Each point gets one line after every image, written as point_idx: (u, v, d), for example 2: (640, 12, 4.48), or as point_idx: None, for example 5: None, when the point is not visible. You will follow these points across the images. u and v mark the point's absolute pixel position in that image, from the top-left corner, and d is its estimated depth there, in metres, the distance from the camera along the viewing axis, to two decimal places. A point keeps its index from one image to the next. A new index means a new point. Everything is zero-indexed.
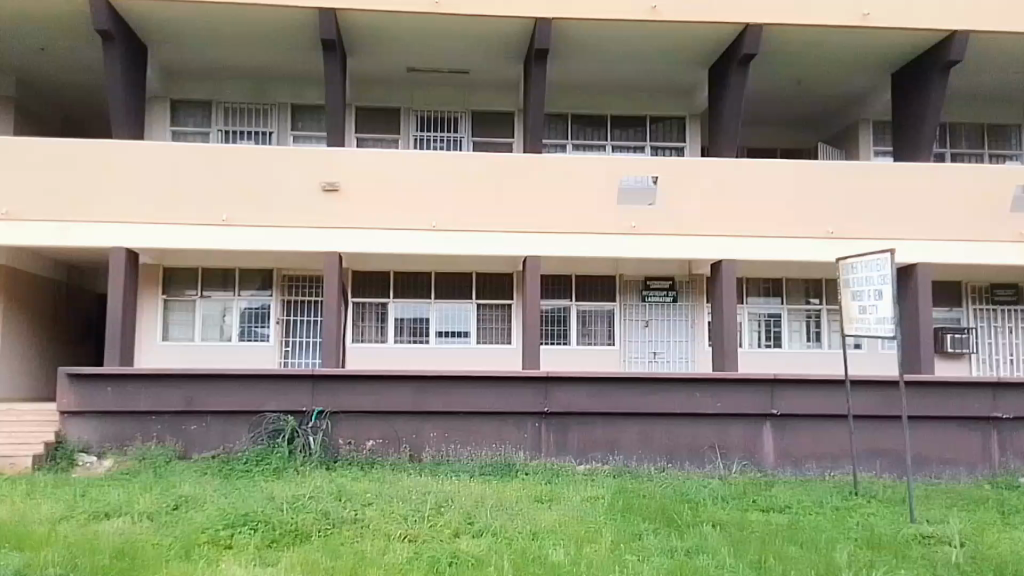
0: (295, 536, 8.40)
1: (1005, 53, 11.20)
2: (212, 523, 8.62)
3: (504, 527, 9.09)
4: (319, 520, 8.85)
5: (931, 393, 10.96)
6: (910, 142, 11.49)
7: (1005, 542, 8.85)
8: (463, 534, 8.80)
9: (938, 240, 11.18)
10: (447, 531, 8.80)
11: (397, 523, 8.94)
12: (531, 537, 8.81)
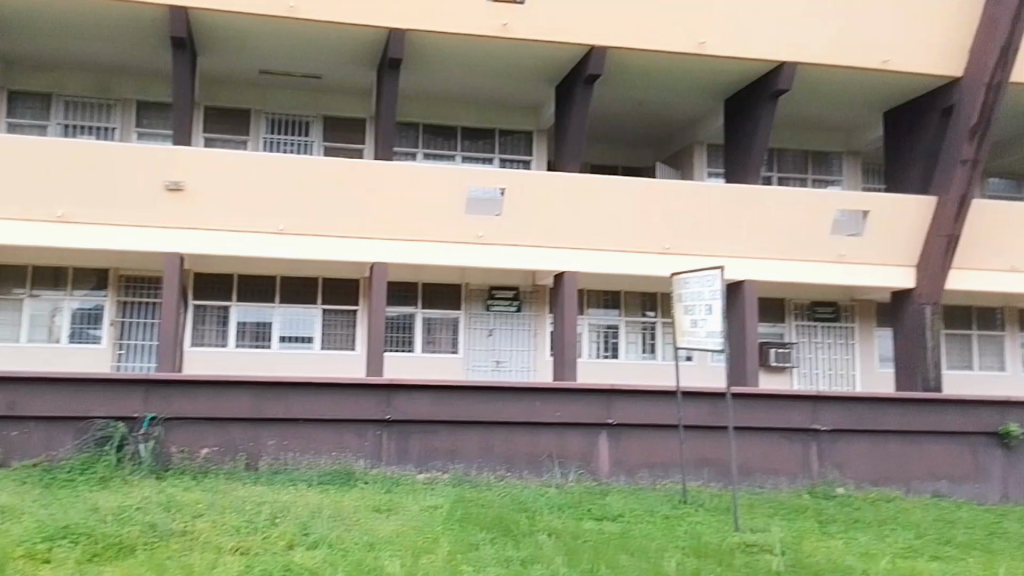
0: (119, 550, 7.65)
1: (830, 85, 11.80)
2: (28, 537, 7.81)
3: (339, 537, 8.37)
4: (145, 533, 8.09)
5: (755, 406, 11.09)
6: (739, 163, 11.96)
7: (821, 550, 8.91)
8: (298, 546, 8.06)
9: (762, 259, 11.76)
10: (280, 543, 8.05)
11: (229, 535, 8.20)
12: (368, 548, 8.11)
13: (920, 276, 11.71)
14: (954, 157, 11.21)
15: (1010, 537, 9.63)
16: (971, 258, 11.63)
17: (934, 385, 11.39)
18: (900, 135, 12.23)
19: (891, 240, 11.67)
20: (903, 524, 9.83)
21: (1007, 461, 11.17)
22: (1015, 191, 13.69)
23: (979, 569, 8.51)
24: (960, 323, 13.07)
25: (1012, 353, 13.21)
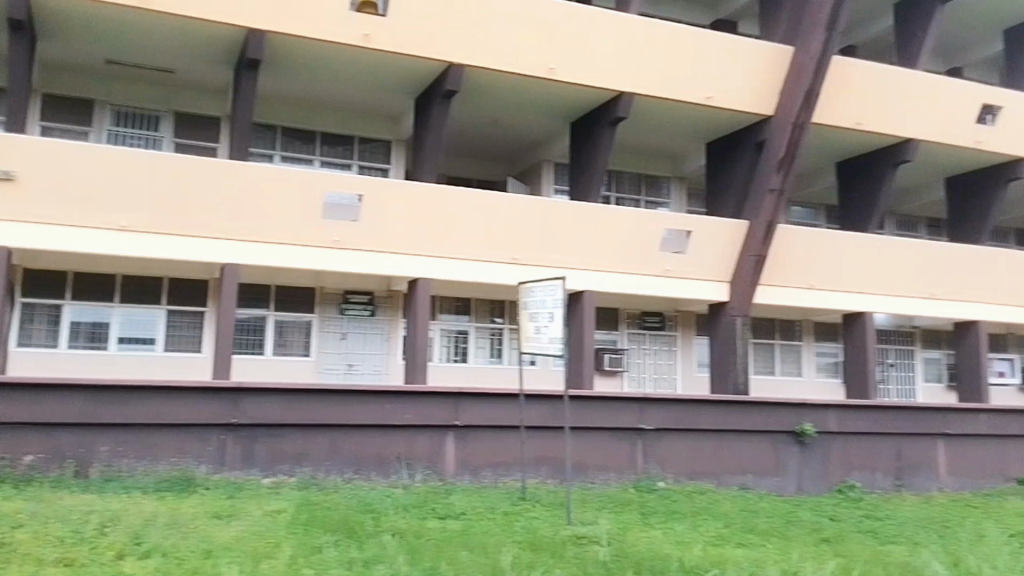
0: None
1: (665, 114, 12.95)
2: None
3: (174, 546, 8.18)
4: None
5: (589, 407, 11.93)
6: (581, 181, 12.91)
7: (642, 540, 9.75)
8: (129, 555, 7.83)
9: (599, 271, 12.71)
10: (109, 554, 7.77)
11: (51, 547, 7.83)
12: (204, 556, 7.99)
13: (733, 291, 13.03)
14: (764, 187, 12.58)
15: (802, 524, 10.94)
16: (777, 277, 13.02)
17: (742, 388, 12.75)
18: (720, 163, 13.55)
19: (709, 258, 12.94)
20: (715, 515, 10.90)
21: (802, 456, 12.53)
22: (814, 220, 15.62)
23: (775, 554, 9.64)
24: (767, 334, 14.61)
25: (808, 361, 14.97)
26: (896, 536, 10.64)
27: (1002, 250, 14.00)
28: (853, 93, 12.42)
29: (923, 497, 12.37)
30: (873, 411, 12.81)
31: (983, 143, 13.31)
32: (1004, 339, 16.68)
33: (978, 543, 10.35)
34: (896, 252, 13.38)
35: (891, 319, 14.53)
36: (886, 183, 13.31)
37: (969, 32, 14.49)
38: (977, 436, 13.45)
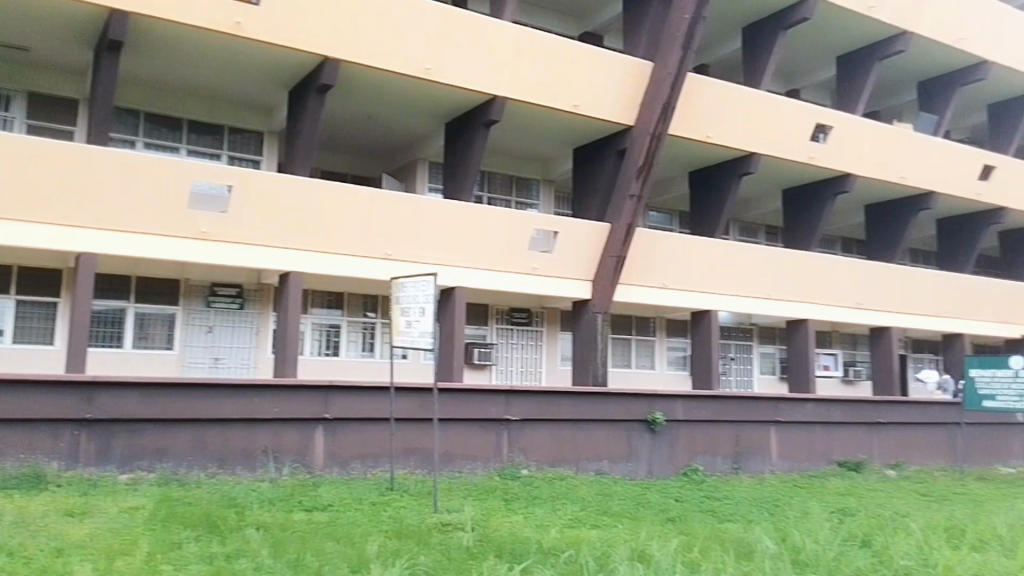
0: None
1: (535, 119, 13.53)
2: None
3: (22, 545, 7.92)
4: None
5: (458, 399, 12.31)
6: (455, 180, 13.30)
7: (504, 525, 10.29)
8: None
9: (470, 269, 13.16)
10: None
11: None
12: (54, 554, 7.78)
13: (595, 290, 13.83)
14: (624, 193, 13.41)
15: (651, 505, 11.84)
16: (635, 278, 13.95)
17: (601, 380, 13.59)
18: (587, 168, 14.31)
19: (573, 257, 13.66)
20: (572, 499, 11.61)
21: (652, 442, 13.51)
22: (668, 224, 16.83)
23: (626, 534, 10.44)
24: (624, 329, 15.57)
25: (660, 354, 16.08)
26: (732, 514, 11.73)
27: (829, 256, 15.61)
28: (704, 108, 13.47)
29: (756, 478, 13.64)
30: (716, 401, 13.99)
31: (814, 159, 14.72)
32: (829, 336, 18.59)
33: (802, 518, 11.59)
34: (741, 256, 14.63)
35: (734, 317, 15.87)
36: (732, 192, 14.54)
37: (807, 57, 16.02)
38: (805, 423, 14.95)
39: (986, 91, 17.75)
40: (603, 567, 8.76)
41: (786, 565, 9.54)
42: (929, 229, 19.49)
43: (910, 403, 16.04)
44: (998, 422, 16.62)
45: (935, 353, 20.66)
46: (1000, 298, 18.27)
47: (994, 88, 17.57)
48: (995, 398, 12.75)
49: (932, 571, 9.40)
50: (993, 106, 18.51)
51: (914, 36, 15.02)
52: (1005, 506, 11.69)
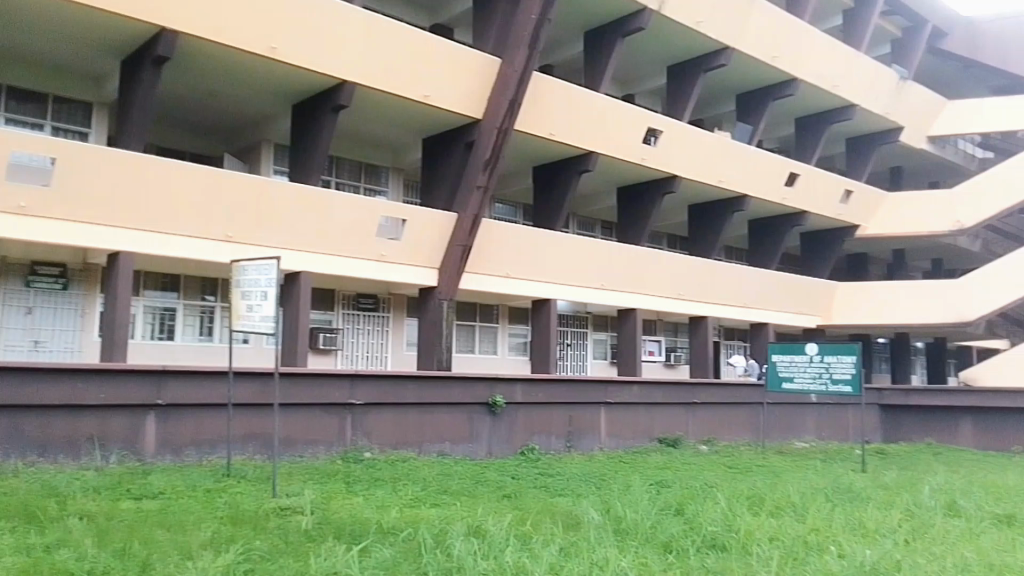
0: None
1: (383, 106, 13.67)
2: None
3: None
4: None
5: (300, 384, 12.30)
6: (302, 163, 13.25)
7: (343, 507, 10.46)
8: None
9: (315, 253, 13.17)
10: None
11: None
12: None
13: (441, 276, 14.23)
14: (471, 184, 13.85)
15: (488, 484, 12.44)
16: (479, 266, 14.48)
17: (444, 364, 14.05)
18: (436, 158, 14.64)
19: (420, 245, 13.96)
20: (413, 479, 11.96)
21: (492, 424, 14.15)
22: (513, 216, 17.56)
23: (463, 511, 10.95)
24: (467, 316, 16.11)
25: (502, 340, 16.77)
26: (562, 489, 12.54)
27: (656, 250, 16.89)
28: (548, 106, 14.14)
29: (585, 455, 14.63)
30: (552, 384, 14.84)
31: (646, 160, 15.86)
32: (654, 323, 20.13)
33: (625, 492, 12.60)
34: (579, 248, 15.53)
35: (571, 305, 16.80)
36: (570, 187, 15.40)
37: (643, 62, 17.15)
38: (632, 404, 16.17)
39: (795, 105, 19.74)
40: (440, 543, 9.16)
41: (609, 534, 10.41)
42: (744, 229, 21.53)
43: (724, 386, 17.70)
44: (796, 402, 18.70)
45: (744, 340, 22.89)
46: (800, 293, 20.50)
47: (802, 102, 19.58)
48: (793, 380, 13.85)
49: (734, 536, 10.57)
50: (801, 119, 20.62)
51: (736, 51, 16.47)
52: (798, 476, 13.23)
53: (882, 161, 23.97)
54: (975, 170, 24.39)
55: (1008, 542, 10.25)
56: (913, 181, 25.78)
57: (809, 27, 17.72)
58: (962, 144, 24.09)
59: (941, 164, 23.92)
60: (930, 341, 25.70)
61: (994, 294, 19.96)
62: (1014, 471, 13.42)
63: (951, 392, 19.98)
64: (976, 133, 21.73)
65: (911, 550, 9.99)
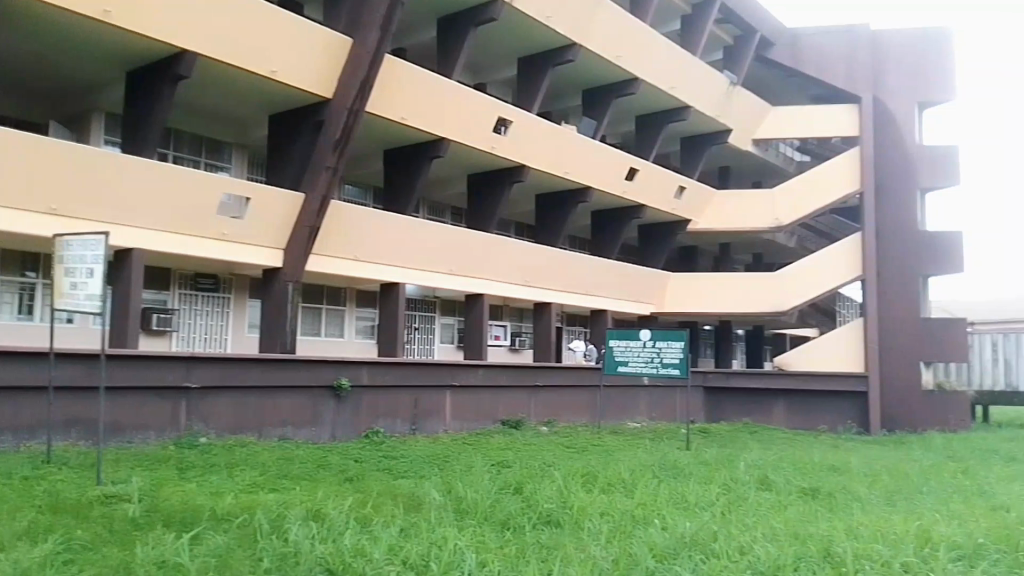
0: None
1: (227, 79, 13.15)
2: None
3: None
4: None
5: (130, 366, 11.65)
6: (137, 135, 12.53)
7: (177, 493, 10.03)
8: None
9: (149, 230, 12.47)
10: None
11: None
12: None
13: (286, 258, 13.99)
14: (319, 164, 13.63)
15: (330, 467, 12.37)
16: (327, 248, 14.33)
17: (288, 347, 13.83)
18: (283, 136, 14.31)
19: (264, 225, 13.60)
20: (251, 464, 11.66)
21: (336, 407, 14.11)
22: (362, 198, 17.64)
23: (302, 495, 10.78)
24: (314, 298, 15.94)
25: (348, 323, 16.80)
26: (406, 472, 12.66)
27: (505, 238, 17.36)
28: (400, 90, 14.10)
29: (429, 438, 14.88)
30: (398, 367, 14.97)
31: (495, 149, 16.25)
32: (500, 309, 20.70)
33: (467, 473, 12.88)
34: (430, 233, 15.70)
35: (420, 289, 17.02)
36: (421, 173, 15.60)
37: (496, 51, 17.50)
38: (476, 387, 16.63)
39: (638, 102, 20.82)
40: (277, 528, 8.92)
41: (449, 514, 10.62)
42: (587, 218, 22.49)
43: (566, 369, 18.49)
44: (630, 385, 19.79)
45: (585, 325, 24.00)
46: (639, 282, 21.70)
47: (644, 101, 20.67)
48: (627, 364, 14.60)
49: (568, 512, 11.07)
50: (642, 116, 21.77)
51: (583, 48, 17.23)
52: (628, 454, 14.02)
53: (712, 160, 25.64)
54: (793, 172, 26.63)
55: (811, 512, 11.28)
56: (739, 180, 27.77)
57: (651, 31, 18.65)
58: (782, 148, 26.17)
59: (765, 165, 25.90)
60: (749, 328, 27.99)
61: (805, 286, 21.74)
62: (815, 447, 14.88)
63: (767, 375, 21.71)
64: (795, 138, 23.59)
65: (728, 521, 10.84)
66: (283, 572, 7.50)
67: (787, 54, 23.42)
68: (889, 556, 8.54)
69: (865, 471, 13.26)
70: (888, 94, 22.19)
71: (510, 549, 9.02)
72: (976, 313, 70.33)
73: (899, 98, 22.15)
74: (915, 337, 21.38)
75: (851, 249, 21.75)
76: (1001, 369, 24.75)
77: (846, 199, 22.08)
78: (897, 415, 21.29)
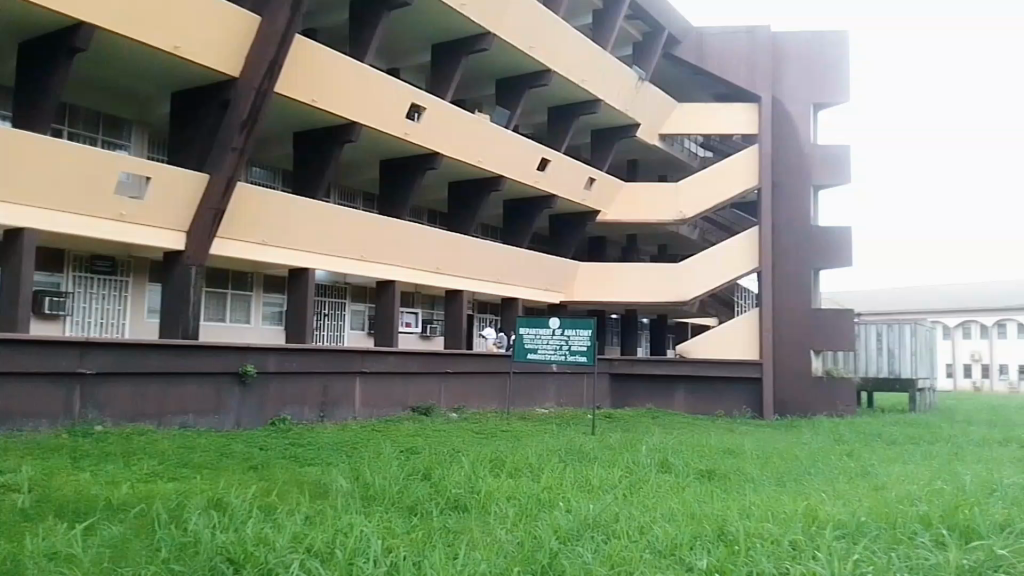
0: None
1: (128, 54, 12.64)
2: None
3: None
4: None
5: (19, 352, 11.05)
6: (30, 110, 11.90)
7: (70, 483, 9.62)
8: None
9: (40, 210, 11.80)
10: None
11: None
12: None
13: (190, 240, 13.58)
14: (225, 145, 13.27)
15: (234, 455, 12.13)
16: (232, 232, 14.01)
17: (191, 333, 13.49)
18: (188, 116, 13.88)
19: (166, 206, 13.11)
20: (150, 453, 11.29)
21: (241, 395, 13.84)
22: (271, 181, 17.36)
23: (202, 484, 10.42)
24: (219, 283, 15.70)
25: (256, 309, 16.59)
26: (312, 459, 12.54)
27: (418, 225, 17.38)
28: (310, 73, 13.88)
29: (337, 425, 14.81)
30: (306, 354, 14.82)
31: (409, 135, 16.22)
32: (412, 296, 20.74)
33: (375, 459, 12.85)
34: (341, 218, 15.56)
35: (330, 274, 16.88)
36: (332, 158, 15.47)
37: (410, 36, 17.47)
38: (386, 373, 16.66)
39: (550, 94, 21.17)
40: (176, 518, 8.64)
41: (356, 501, 10.57)
42: (500, 206, 22.77)
43: (477, 356, 18.67)
44: (537, 372, 20.08)
45: (497, 313, 24.28)
46: (549, 272, 22.04)
47: (557, 92, 21.03)
48: (537, 351, 14.84)
49: (475, 497, 11.21)
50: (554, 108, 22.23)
51: (497, 37, 17.40)
52: (536, 440, 14.29)
53: (622, 153, 26.28)
54: (697, 167, 27.56)
55: (707, 493, 11.77)
56: (646, 174, 28.53)
57: (564, 23, 18.93)
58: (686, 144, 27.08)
59: (670, 160, 26.69)
60: (654, 317, 28.91)
61: (706, 275, 22.57)
62: (713, 431, 15.54)
63: (669, 363, 22.60)
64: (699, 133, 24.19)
65: (629, 502, 11.23)
66: (180, 562, 7.21)
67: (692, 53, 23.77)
68: (780, 534, 8.76)
69: (758, 453, 13.95)
70: (786, 94, 23.32)
71: (417, 534, 8.96)
72: (868, 306, 74.37)
73: (795, 99, 23.32)
74: (805, 326, 22.49)
75: (749, 242, 22.75)
76: (885, 357, 26.34)
77: (744, 194, 23.02)
78: (789, 400, 22.46)
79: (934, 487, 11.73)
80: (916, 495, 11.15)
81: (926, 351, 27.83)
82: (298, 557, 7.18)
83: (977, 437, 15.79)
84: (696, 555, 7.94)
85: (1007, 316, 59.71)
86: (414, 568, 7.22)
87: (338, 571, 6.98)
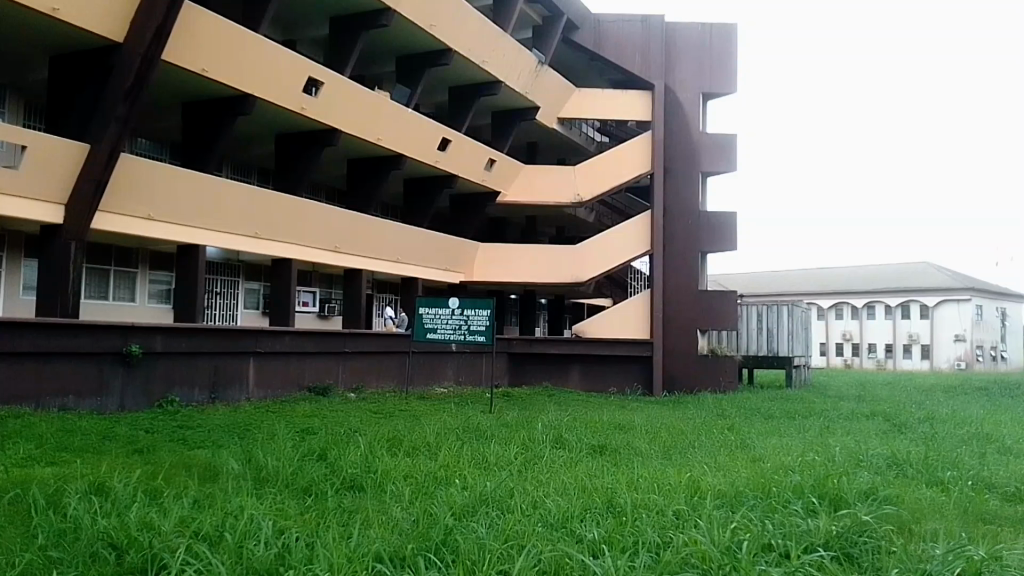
0: None
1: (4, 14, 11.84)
2: None
3: None
4: None
5: None
6: None
7: None
8: None
9: None
10: None
11: None
12: None
13: (69, 213, 12.88)
14: (109, 113, 12.60)
15: (117, 438, 11.67)
16: (116, 205, 13.41)
17: (70, 311, 12.85)
18: (67, 82, 13.11)
19: (44, 176, 12.33)
20: (26, 437, 10.71)
21: (126, 375, 13.34)
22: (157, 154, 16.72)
23: (83, 468, 9.93)
24: (101, 259, 15.06)
25: (141, 286, 16.06)
26: (201, 441, 12.24)
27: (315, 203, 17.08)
28: (201, 41, 13.37)
29: (228, 405, 14.52)
30: (195, 333, 14.39)
31: (304, 110, 15.94)
32: (308, 275, 20.45)
33: (268, 441, 12.63)
34: (233, 193, 15.13)
35: (221, 251, 16.41)
36: (225, 130, 15.03)
37: (309, 9, 17.09)
38: (281, 353, 16.40)
39: (455, 73, 21.14)
40: (54, 504, 8.26)
41: (247, 482, 10.40)
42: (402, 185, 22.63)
43: (374, 336, 18.61)
44: (437, 351, 20.20)
45: (396, 293, 24.23)
46: (450, 252, 22.11)
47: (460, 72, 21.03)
48: (436, 331, 14.92)
49: (371, 476, 11.20)
50: (456, 88, 22.16)
51: (396, 13, 17.21)
52: (434, 419, 14.37)
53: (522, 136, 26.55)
54: (593, 151, 27.98)
55: (598, 467, 12.16)
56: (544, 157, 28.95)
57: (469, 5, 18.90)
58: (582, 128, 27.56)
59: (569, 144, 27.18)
60: (550, 299, 29.51)
61: (603, 257, 23.19)
62: (605, 408, 16.04)
63: (568, 342, 23.14)
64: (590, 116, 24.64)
65: (523, 478, 11.49)
66: (59, 549, 6.93)
67: (590, 37, 24.09)
68: (666, 505, 9.16)
69: (646, 428, 14.52)
70: (678, 82, 24.03)
71: (310, 515, 8.87)
72: (756, 289, 78.00)
73: (688, 88, 24.05)
74: (694, 306, 23.44)
75: (640, 225, 23.42)
76: (764, 336, 27.84)
77: (639, 177, 23.80)
78: (676, 377, 23.33)
79: (807, 458, 12.54)
80: (791, 466, 11.90)
81: (802, 332, 29.56)
82: (185, 541, 6.83)
83: (847, 411, 16.96)
84: (587, 527, 8.17)
85: (876, 299, 64.10)
86: (304, 549, 7.07)
87: (226, 554, 6.73)
